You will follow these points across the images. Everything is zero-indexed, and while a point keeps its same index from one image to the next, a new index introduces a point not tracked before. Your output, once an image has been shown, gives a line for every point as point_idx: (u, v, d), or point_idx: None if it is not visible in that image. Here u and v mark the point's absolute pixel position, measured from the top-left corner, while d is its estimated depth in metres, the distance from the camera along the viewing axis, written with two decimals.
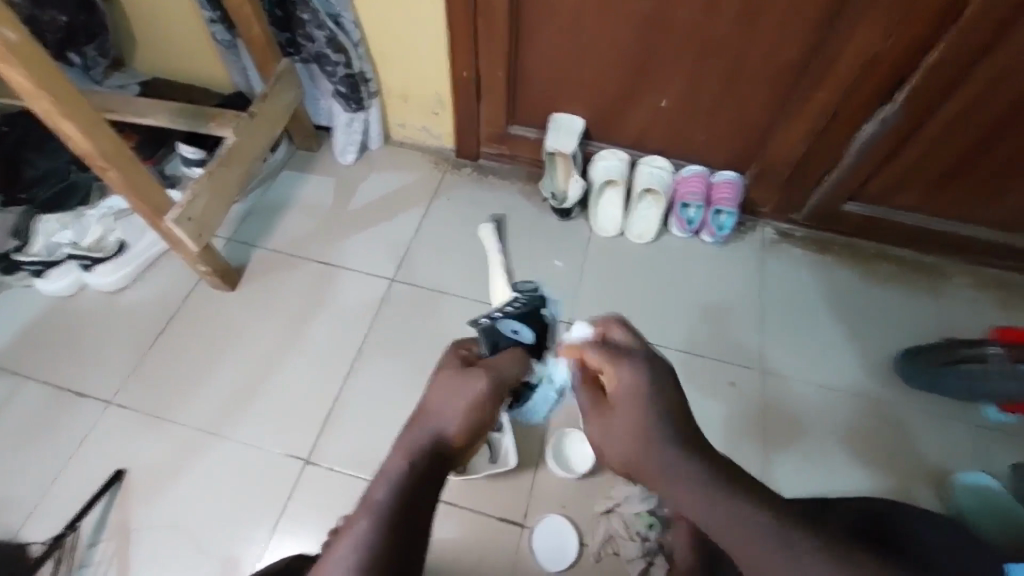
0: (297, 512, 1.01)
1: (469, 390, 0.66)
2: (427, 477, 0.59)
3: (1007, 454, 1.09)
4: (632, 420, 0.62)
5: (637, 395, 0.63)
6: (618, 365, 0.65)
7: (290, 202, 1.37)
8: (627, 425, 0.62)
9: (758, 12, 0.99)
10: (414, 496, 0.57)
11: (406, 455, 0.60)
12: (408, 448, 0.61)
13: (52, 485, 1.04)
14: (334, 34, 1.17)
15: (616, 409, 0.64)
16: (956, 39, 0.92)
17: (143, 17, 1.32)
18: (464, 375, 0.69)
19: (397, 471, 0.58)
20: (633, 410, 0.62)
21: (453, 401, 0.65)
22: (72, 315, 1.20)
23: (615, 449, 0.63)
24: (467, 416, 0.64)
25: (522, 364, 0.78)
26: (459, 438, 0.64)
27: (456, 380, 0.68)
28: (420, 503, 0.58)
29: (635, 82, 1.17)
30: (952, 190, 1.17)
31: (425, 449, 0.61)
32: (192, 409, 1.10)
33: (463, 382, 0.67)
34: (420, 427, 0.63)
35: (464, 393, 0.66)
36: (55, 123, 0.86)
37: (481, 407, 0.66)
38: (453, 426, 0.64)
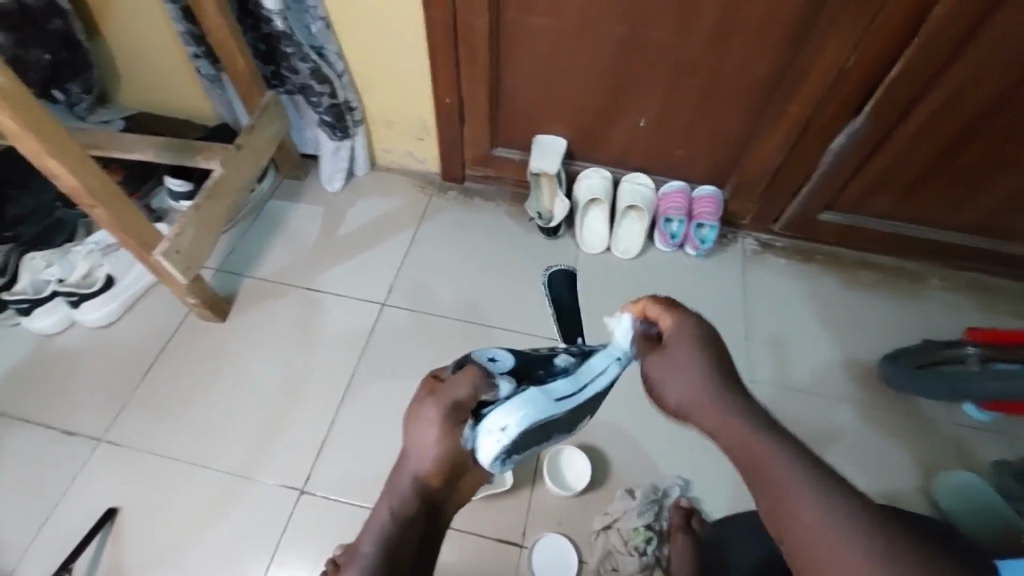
0: (293, 543, 1.01)
1: (430, 426, 0.64)
2: (409, 522, 0.64)
3: (990, 451, 1.12)
4: (679, 362, 0.65)
5: (685, 340, 0.66)
6: (671, 317, 0.70)
7: (279, 231, 1.38)
8: (686, 362, 0.64)
9: (728, 32, 1.04)
10: (399, 545, 0.62)
11: (390, 506, 0.64)
12: (391, 500, 0.64)
13: (40, 528, 1.01)
14: (318, 66, 1.19)
15: (670, 350, 0.67)
16: (915, 54, 0.97)
17: (128, 53, 1.33)
18: (421, 414, 0.65)
19: (382, 524, 0.63)
20: (687, 350, 0.65)
21: (418, 445, 0.64)
22: (58, 352, 1.19)
23: (671, 390, 0.65)
24: (437, 456, 0.64)
25: (478, 379, 0.67)
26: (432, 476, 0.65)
27: (416, 417, 0.65)
28: (405, 547, 0.63)
29: (613, 104, 1.21)
30: (923, 197, 1.21)
31: (404, 496, 0.65)
32: (184, 442, 1.10)
33: (420, 420, 0.64)
34: (399, 475, 0.65)
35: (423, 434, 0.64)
36: (42, 163, 0.87)
37: (448, 444, 0.64)
38: (424, 471, 0.64)
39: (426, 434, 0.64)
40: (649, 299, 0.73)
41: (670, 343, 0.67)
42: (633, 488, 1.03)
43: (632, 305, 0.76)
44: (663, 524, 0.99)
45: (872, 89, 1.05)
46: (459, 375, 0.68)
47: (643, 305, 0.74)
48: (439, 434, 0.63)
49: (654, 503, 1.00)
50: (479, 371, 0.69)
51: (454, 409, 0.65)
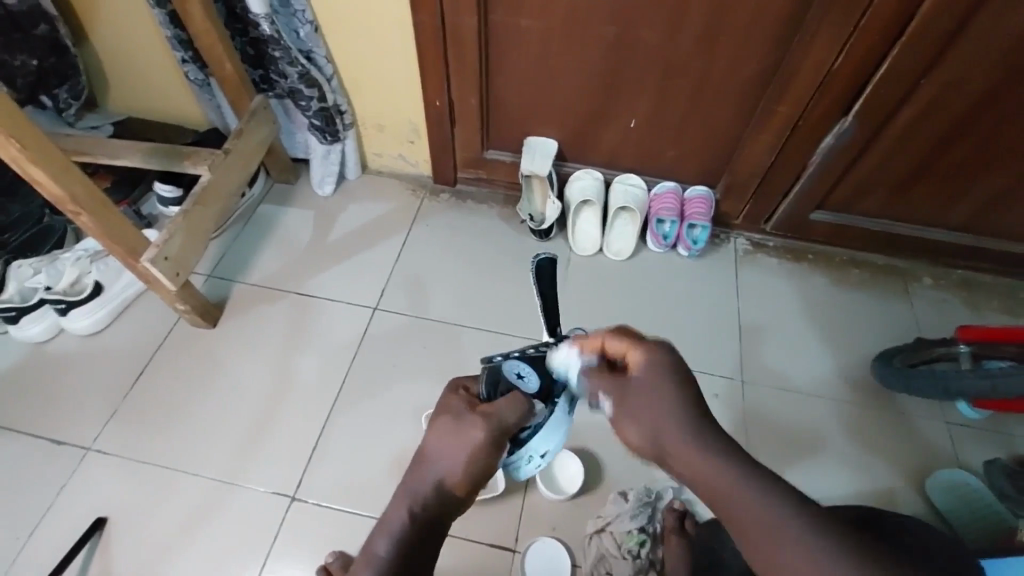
0: (285, 550, 1.00)
1: (467, 442, 0.61)
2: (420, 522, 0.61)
3: (984, 450, 1.11)
4: (654, 399, 0.59)
5: (660, 372, 0.61)
6: (639, 350, 0.63)
7: (269, 235, 1.37)
8: (662, 401, 0.59)
9: (717, 32, 1.03)
10: (413, 551, 0.61)
11: (409, 508, 0.61)
12: (407, 500, 0.62)
13: (28, 539, 1.00)
14: (306, 70, 1.18)
15: (638, 387, 0.61)
16: (903, 52, 0.97)
17: (116, 59, 1.32)
18: (459, 423, 0.62)
19: (398, 525, 0.61)
20: (661, 383, 0.60)
21: (452, 454, 0.62)
22: (47, 360, 1.18)
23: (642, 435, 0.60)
24: (467, 468, 0.62)
25: (525, 412, 0.62)
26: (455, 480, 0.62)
27: (454, 429, 0.62)
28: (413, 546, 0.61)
29: (603, 106, 1.21)
30: (914, 195, 1.21)
31: (426, 500, 0.62)
32: (175, 452, 1.08)
33: (459, 432, 0.62)
34: (421, 477, 0.63)
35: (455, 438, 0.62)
36: (25, 170, 0.85)
37: (480, 456, 0.61)
38: (450, 479, 0.62)
39: (461, 439, 0.61)
40: (608, 333, 0.65)
41: (635, 382, 0.61)
42: (626, 490, 1.03)
43: (585, 339, 0.66)
44: (656, 526, 0.98)
45: (861, 88, 1.05)
46: (503, 399, 0.63)
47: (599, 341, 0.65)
48: (477, 449, 0.61)
49: (647, 506, 0.99)
50: (519, 396, 0.63)
51: (495, 431, 0.61)
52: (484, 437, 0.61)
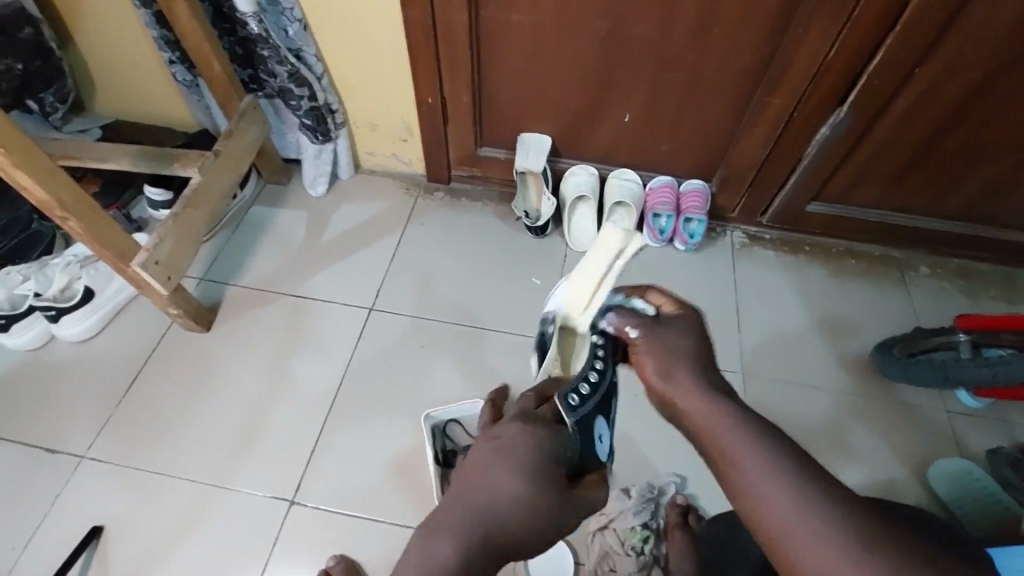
0: (285, 554, 0.99)
1: (552, 506, 0.56)
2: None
3: (984, 439, 1.11)
4: (671, 336, 0.64)
5: (683, 316, 0.66)
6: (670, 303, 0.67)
7: (262, 238, 1.36)
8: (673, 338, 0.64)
9: (710, 24, 1.02)
10: None
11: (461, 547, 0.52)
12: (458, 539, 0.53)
13: (24, 550, 0.99)
14: (296, 69, 1.16)
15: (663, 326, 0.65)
16: (898, 42, 0.96)
17: (102, 61, 1.30)
18: (546, 485, 0.57)
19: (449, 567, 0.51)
20: (679, 324, 0.65)
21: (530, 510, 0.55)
22: (39, 368, 1.16)
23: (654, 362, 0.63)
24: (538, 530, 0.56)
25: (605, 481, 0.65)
26: (513, 535, 0.55)
27: (539, 486, 0.57)
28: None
29: (597, 101, 1.20)
30: (910, 185, 1.21)
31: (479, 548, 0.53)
32: (171, 457, 1.07)
33: (545, 498, 0.56)
34: (478, 520, 0.55)
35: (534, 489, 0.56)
36: (10, 176, 0.84)
37: (556, 526, 0.57)
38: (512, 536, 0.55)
39: (540, 506, 0.56)
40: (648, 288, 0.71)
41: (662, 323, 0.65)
42: (628, 487, 1.02)
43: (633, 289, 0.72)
44: (659, 522, 0.99)
45: (856, 78, 1.04)
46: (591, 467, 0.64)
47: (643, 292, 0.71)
48: (559, 518, 0.56)
49: (650, 502, 1.00)
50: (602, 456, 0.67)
51: (575, 503, 0.59)
52: (565, 516, 0.57)
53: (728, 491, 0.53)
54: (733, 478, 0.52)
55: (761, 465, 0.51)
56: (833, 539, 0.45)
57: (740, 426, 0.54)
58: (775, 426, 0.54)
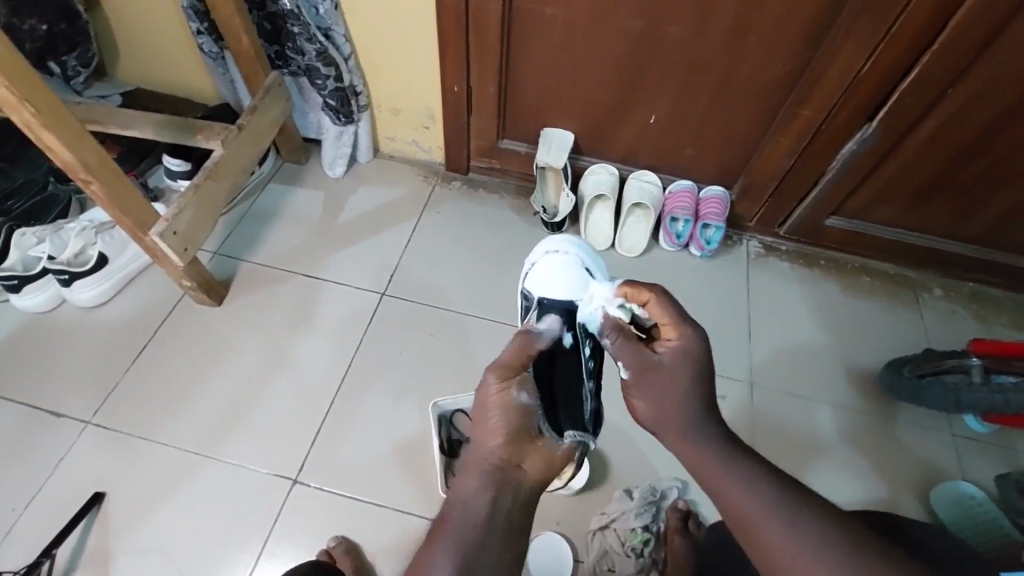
0: (285, 532, 0.99)
1: (495, 408, 0.67)
2: (495, 510, 0.62)
3: (988, 463, 1.12)
4: (665, 384, 0.63)
5: (686, 362, 0.64)
6: (676, 328, 0.66)
7: (278, 216, 1.35)
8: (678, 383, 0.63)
9: (745, 30, 1.01)
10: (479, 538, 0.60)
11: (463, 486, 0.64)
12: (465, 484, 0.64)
13: (24, 511, 0.99)
14: (324, 48, 1.15)
15: (667, 370, 0.64)
16: (934, 61, 0.95)
17: (128, 28, 1.30)
18: (485, 400, 0.68)
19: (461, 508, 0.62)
20: (678, 372, 0.63)
21: (482, 422, 0.67)
22: (48, 331, 1.16)
23: (653, 410, 0.63)
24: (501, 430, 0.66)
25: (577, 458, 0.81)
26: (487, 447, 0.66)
27: (483, 405, 0.68)
28: (485, 526, 0.61)
29: (624, 100, 1.19)
30: (931, 206, 1.20)
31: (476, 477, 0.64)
32: (175, 427, 1.07)
33: (486, 404, 0.67)
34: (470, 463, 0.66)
35: (518, 424, 0.66)
36: (37, 135, 0.83)
37: (510, 417, 0.66)
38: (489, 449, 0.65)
39: (485, 413, 0.67)
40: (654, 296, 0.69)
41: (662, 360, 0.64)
42: (631, 488, 1.02)
43: (634, 290, 0.72)
44: (660, 525, 0.99)
45: (887, 95, 1.04)
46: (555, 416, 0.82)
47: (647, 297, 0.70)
48: (505, 412, 0.66)
49: (652, 505, 1.00)
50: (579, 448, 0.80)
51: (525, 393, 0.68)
52: (505, 402, 0.67)
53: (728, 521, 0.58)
54: (729, 508, 0.57)
55: (755, 503, 0.55)
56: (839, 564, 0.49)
57: None
58: None
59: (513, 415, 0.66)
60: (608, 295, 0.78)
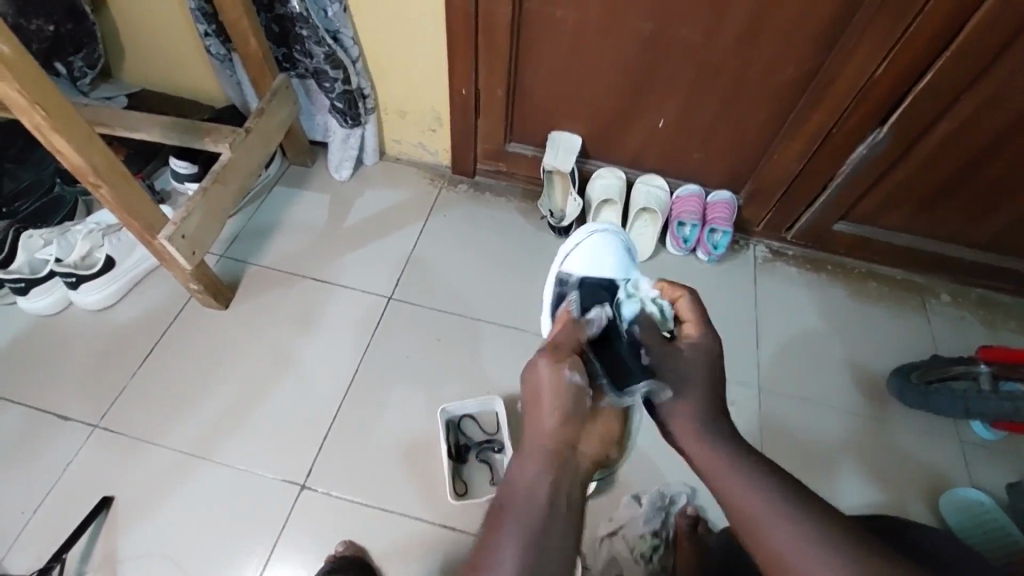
0: (294, 538, 0.99)
1: (551, 387, 0.71)
2: (556, 496, 0.63)
3: (996, 469, 1.12)
4: (685, 378, 0.73)
5: (702, 357, 0.75)
6: (698, 326, 0.78)
7: (285, 219, 1.35)
8: (695, 378, 0.73)
9: (757, 35, 1.01)
10: (545, 511, 0.61)
11: (524, 463, 0.66)
12: (526, 462, 0.66)
13: (32, 516, 0.99)
14: (333, 50, 1.15)
15: (688, 363, 0.74)
16: (947, 67, 0.95)
17: (135, 29, 1.29)
18: (540, 380, 0.72)
19: (525, 485, 0.64)
20: (698, 363, 0.74)
21: (537, 404, 0.71)
22: (55, 334, 1.16)
23: (674, 399, 0.72)
24: (557, 408, 0.69)
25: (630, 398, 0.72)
26: (544, 427, 0.68)
27: (538, 387, 0.72)
28: (548, 510, 0.61)
29: (633, 104, 1.19)
30: (940, 211, 1.20)
31: (536, 453, 0.67)
32: (183, 431, 1.07)
33: (543, 386, 0.71)
34: (527, 443, 0.68)
35: (573, 402, 0.70)
36: (47, 138, 0.83)
37: (565, 396, 0.70)
38: (546, 427, 0.68)
39: (542, 393, 0.71)
40: (687, 296, 0.81)
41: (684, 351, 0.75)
42: (639, 494, 1.03)
43: (670, 290, 0.83)
44: (669, 532, 0.99)
45: (899, 100, 1.04)
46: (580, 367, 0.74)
47: (677, 297, 0.81)
48: (559, 391, 0.70)
49: (660, 511, 1.00)
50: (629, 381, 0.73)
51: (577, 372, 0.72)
52: (561, 381, 0.71)
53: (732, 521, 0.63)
54: (734, 506, 0.63)
55: (758, 500, 0.61)
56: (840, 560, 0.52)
57: None
58: None
59: (567, 394, 0.70)
60: (645, 287, 0.85)
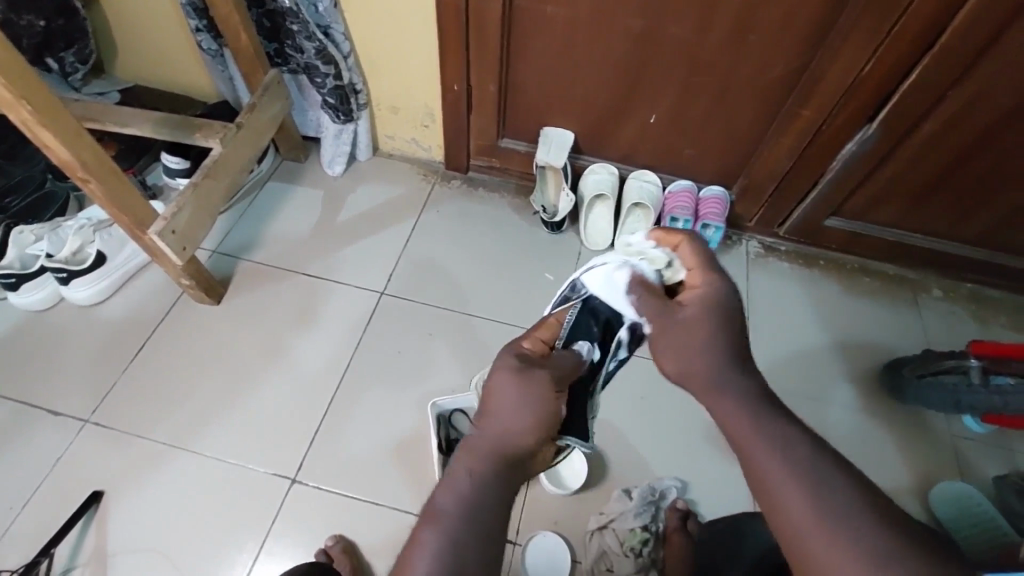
0: (284, 531, 0.99)
1: (534, 384, 0.56)
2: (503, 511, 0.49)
3: (985, 464, 1.12)
4: (691, 329, 0.57)
5: (714, 307, 0.58)
6: (703, 272, 0.61)
7: (277, 215, 1.35)
8: (703, 333, 0.57)
9: (747, 29, 1.01)
10: (484, 527, 0.47)
11: (473, 462, 0.50)
12: (476, 460, 0.51)
13: (22, 510, 0.99)
14: (323, 45, 1.15)
15: (694, 317, 0.58)
16: (936, 61, 0.95)
17: (126, 24, 1.29)
18: (525, 372, 0.56)
19: (466, 486, 0.49)
20: (708, 311, 0.57)
21: (508, 399, 0.54)
22: (46, 329, 1.16)
23: (679, 361, 0.57)
24: (534, 412, 0.54)
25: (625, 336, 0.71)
26: (511, 427, 0.53)
27: (517, 376, 0.56)
28: (492, 526, 0.48)
29: (624, 99, 1.19)
30: (931, 207, 1.20)
31: (489, 455, 0.51)
32: (174, 426, 1.07)
33: (522, 378, 0.56)
34: (480, 434, 0.53)
35: (551, 413, 0.55)
36: (34, 134, 0.83)
37: (548, 404, 0.55)
38: (516, 432, 0.53)
39: (523, 388, 0.55)
40: (688, 240, 0.63)
41: (687, 308, 0.59)
42: (630, 488, 1.02)
43: (664, 236, 0.66)
44: (659, 525, 0.99)
45: (889, 95, 1.03)
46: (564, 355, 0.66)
47: (677, 244, 0.64)
48: (541, 393, 0.55)
49: (651, 505, 1.00)
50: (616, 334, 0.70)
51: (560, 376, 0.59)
52: (547, 385, 0.56)
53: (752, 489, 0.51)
54: (752, 473, 0.50)
55: (781, 471, 0.48)
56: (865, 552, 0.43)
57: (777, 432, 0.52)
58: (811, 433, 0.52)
59: (549, 401, 0.55)
60: (640, 239, 0.67)
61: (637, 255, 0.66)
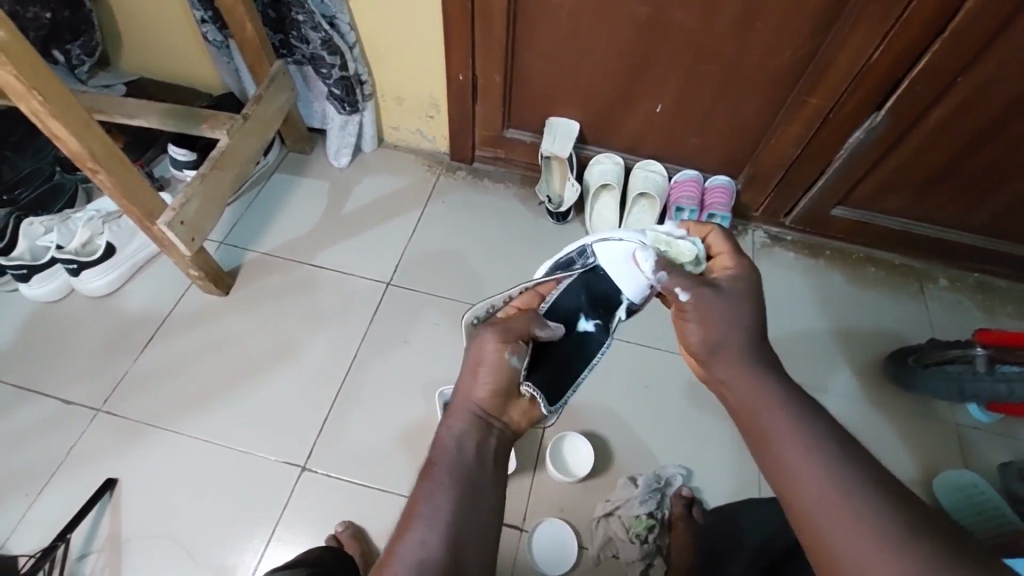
0: (292, 519, 1.00)
1: (498, 356, 0.69)
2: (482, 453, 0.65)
3: (990, 452, 1.12)
4: (727, 307, 0.61)
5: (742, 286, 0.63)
6: (733, 255, 0.67)
7: (284, 207, 1.35)
8: (729, 313, 0.61)
9: (754, 18, 1.00)
10: (470, 489, 0.61)
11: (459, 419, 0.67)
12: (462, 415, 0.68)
13: (38, 496, 1.01)
14: (329, 36, 1.15)
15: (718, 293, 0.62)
16: (945, 48, 0.94)
17: (132, 17, 1.29)
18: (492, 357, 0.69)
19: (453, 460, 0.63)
20: (745, 295, 0.62)
21: (477, 368, 0.69)
22: (57, 321, 1.17)
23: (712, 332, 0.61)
24: (495, 380, 0.68)
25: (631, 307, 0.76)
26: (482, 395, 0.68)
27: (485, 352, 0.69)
28: (476, 480, 0.63)
29: (630, 89, 1.19)
30: (938, 196, 1.20)
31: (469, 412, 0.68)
32: (185, 414, 1.09)
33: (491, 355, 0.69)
34: (459, 398, 0.69)
35: (507, 383, 0.69)
36: (45, 124, 0.83)
37: (509, 372, 0.69)
38: (484, 394, 0.68)
39: (489, 365, 0.69)
40: (717, 228, 0.70)
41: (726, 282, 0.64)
42: (635, 476, 1.04)
43: (695, 226, 0.72)
44: (664, 512, 1.00)
45: (896, 83, 1.03)
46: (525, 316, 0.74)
47: (705, 234, 0.71)
48: (504, 364, 0.69)
49: (656, 492, 1.01)
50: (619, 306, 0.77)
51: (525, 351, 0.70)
52: (510, 361, 0.69)
53: (767, 471, 0.53)
54: (767, 450, 0.53)
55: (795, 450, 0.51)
56: (870, 532, 0.44)
57: (786, 416, 0.53)
58: (819, 419, 0.53)
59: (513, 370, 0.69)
60: (668, 228, 0.73)
61: (665, 240, 0.72)
